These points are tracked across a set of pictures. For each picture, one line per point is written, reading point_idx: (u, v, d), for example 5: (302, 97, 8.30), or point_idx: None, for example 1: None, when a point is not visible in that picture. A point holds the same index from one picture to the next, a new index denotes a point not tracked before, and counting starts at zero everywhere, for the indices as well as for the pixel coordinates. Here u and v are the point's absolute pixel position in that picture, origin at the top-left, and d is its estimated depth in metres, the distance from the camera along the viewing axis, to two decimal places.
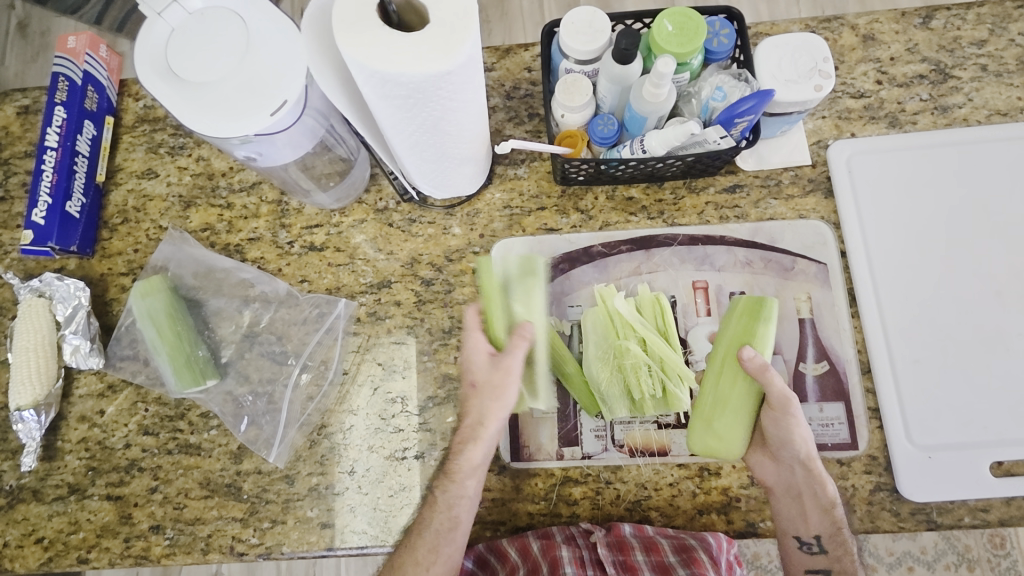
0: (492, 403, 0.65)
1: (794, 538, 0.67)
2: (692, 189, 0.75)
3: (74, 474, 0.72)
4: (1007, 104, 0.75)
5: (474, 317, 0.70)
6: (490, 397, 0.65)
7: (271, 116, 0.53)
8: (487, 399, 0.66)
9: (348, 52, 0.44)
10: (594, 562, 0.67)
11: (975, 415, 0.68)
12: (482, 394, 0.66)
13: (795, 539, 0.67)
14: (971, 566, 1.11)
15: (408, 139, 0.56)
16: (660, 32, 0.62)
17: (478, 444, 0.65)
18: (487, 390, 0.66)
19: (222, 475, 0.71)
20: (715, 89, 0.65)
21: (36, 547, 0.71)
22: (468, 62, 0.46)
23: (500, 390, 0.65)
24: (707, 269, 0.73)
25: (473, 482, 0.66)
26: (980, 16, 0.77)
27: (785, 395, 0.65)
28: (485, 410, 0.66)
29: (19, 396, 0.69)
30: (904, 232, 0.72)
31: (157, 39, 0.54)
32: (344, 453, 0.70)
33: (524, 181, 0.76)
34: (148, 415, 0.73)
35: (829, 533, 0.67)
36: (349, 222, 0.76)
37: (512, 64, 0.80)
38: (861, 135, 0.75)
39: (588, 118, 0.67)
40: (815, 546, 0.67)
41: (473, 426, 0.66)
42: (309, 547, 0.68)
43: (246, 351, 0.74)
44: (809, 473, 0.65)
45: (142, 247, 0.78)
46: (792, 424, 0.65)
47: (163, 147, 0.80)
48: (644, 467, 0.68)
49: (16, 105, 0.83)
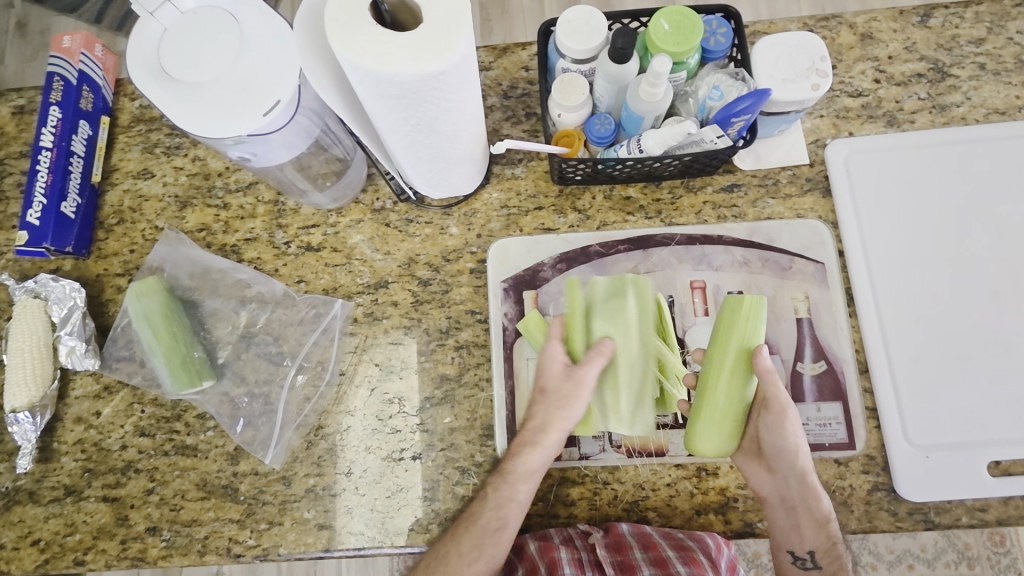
0: (558, 411, 0.65)
1: (788, 552, 0.67)
2: (690, 189, 0.74)
3: (70, 475, 0.72)
4: (1005, 103, 0.74)
5: (558, 328, 0.69)
6: (561, 407, 0.65)
7: (263, 116, 0.52)
8: (559, 408, 0.65)
9: (341, 53, 0.44)
10: (594, 564, 0.66)
11: (973, 415, 0.67)
12: (548, 400, 0.66)
13: (788, 553, 0.67)
14: (971, 564, 1.12)
15: (403, 139, 0.55)
16: (657, 30, 0.62)
17: (537, 449, 0.64)
18: (560, 399, 0.65)
19: (219, 477, 0.70)
20: (712, 88, 0.64)
21: (32, 549, 0.70)
22: (462, 61, 0.46)
23: (566, 400, 0.65)
24: (705, 269, 0.72)
25: (526, 487, 0.64)
26: (978, 14, 0.77)
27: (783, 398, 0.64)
28: (554, 418, 0.65)
29: (14, 398, 0.69)
30: (902, 231, 0.72)
31: (150, 39, 0.54)
32: (341, 454, 0.70)
33: (521, 180, 0.76)
34: (144, 417, 0.73)
35: (823, 549, 0.65)
36: (346, 222, 0.76)
37: (509, 63, 0.79)
38: (859, 134, 0.75)
39: (584, 117, 0.67)
40: (808, 562, 0.66)
41: (538, 432, 0.65)
42: (307, 548, 0.68)
43: (242, 352, 0.73)
44: (804, 486, 0.65)
45: (137, 247, 0.77)
46: (789, 432, 0.64)
47: (159, 147, 0.80)
48: (641, 467, 0.68)
49: (11, 105, 0.82)
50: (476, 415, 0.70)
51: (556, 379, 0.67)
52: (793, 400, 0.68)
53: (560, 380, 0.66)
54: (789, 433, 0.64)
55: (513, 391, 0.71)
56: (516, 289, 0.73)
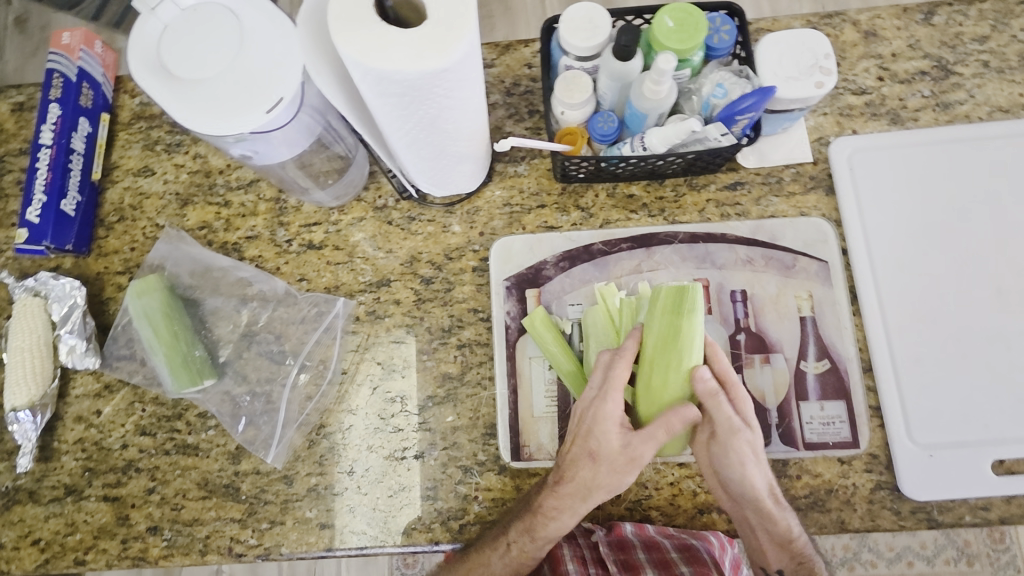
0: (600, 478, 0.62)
1: (762, 566, 0.67)
2: (693, 186, 0.74)
3: (71, 474, 0.71)
4: (1009, 101, 0.74)
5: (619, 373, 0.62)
6: (613, 475, 0.62)
7: (266, 114, 0.52)
8: (610, 475, 0.62)
9: (344, 50, 0.43)
10: (596, 560, 0.68)
11: (975, 414, 0.67)
12: (598, 467, 0.62)
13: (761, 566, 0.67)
14: (971, 562, 1.12)
15: (406, 137, 0.55)
16: (661, 28, 0.61)
17: (569, 513, 0.64)
18: (615, 467, 0.62)
19: (220, 476, 0.70)
20: (715, 85, 0.64)
21: (33, 549, 0.70)
22: (465, 59, 0.45)
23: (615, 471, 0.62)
24: (708, 267, 0.72)
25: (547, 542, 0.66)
26: (982, 12, 0.76)
27: (729, 421, 0.61)
28: (603, 482, 0.63)
29: (14, 396, 0.69)
30: (905, 229, 0.72)
31: (150, 35, 0.54)
32: (343, 454, 0.70)
33: (524, 178, 0.75)
34: (145, 416, 0.72)
35: (790, 568, 0.65)
36: (347, 220, 0.75)
37: (512, 60, 0.79)
38: (862, 131, 0.75)
39: (587, 115, 0.66)
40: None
41: (581, 493, 0.63)
42: (309, 548, 0.68)
43: (243, 351, 0.73)
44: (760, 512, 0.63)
45: (138, 246, 0.77)
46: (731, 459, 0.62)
47: (160, 145, 0.79)
48: (644, 466, 0.68)
49: (10, 102, 0.82)
50: (479, 414, 0.70)
51: (611, 445, 0.62)
52: (797, 399, 0.68)
53: (616, 445, 0.62)
54: (733, 463, 0.62)
55: (515, 390, 0.70)
56: (519, 287, 0.73)
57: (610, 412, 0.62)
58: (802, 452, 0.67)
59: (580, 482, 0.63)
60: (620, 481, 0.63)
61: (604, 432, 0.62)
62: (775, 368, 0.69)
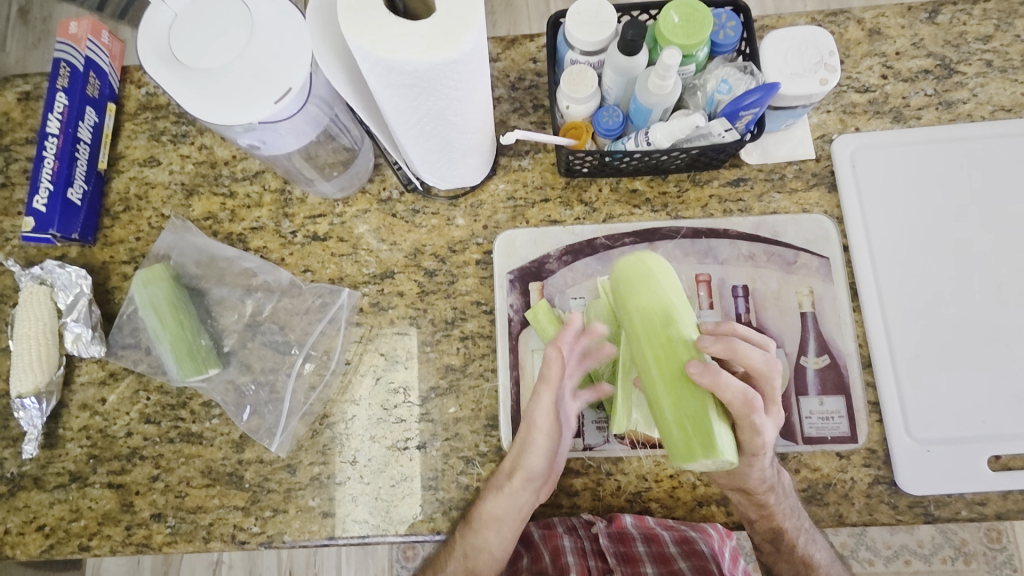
0: (528, 500, 0.65)
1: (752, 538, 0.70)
2: (696, 182, 0.74)
3: (76, 461, 0.72)
4: (1012, 101, 0.75)
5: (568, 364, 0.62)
6: (534, 494, 0.64)
7: (274, 104, 0.52)
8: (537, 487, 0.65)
9: (354, 42, 0.44)
10: (596, 552, 0.71)
11: (973, 409, 0.68)
12: (527, 488, 0.63)
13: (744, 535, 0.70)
14: (967, 560, 1.12)
15: (412, 129, 0.56)
16: (667, 23, 0.62)
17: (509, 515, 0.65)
18: (537, 488, 0.63)
19: (224, 464, 0.71)
20: (720, 81, 0.65)
21: (38, 534, 0.71)
22: (475, 50, 0.46)
23: (543, 494, 0.65)
24: (710, 262, 0.72)
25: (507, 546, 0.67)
26: (986, 11, 0.77)
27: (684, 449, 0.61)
28: (530, 499, 0.64)
29: (20, 383, 0.70)
30: (907, 228, 0.73)
31: (160, 25, 0.54)
32: (346, 443, 0.70)
33: (528, 172, 0.76)
34: (149, 404, 0.73)
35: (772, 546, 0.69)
36: (352, 212, 0.76)
37: (517, 54, 0.79)
38: (865, 129, 0.75)
39: (593, 109, 0.67)
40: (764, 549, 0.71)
41: (517, 506, 0.64)
42: (311, 536, 0.69)
43: (248, 341, 0.74)
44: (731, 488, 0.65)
45: (143, 235, 0.77)
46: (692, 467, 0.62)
47: (166, 135, 0.79)
48: (645, 458, 0.68)
49: (17, 91, 0.82)
50: (481, 406, 0.71)
51: (537, 466, 0.62)
52: (797, 394, 0.68)
53: (539, 468, 0.62)
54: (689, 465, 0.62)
55: (517, 381, 0.70)
56: (522, 280, 0.73)
57: (547, 428, 0.60)
58: (802, 446, 0.67)
59: (508, 502, 0.64)
60: (546, 492, 0.65)
61: (535, 450, 0.61)
62: (775, 363, 0.69)
